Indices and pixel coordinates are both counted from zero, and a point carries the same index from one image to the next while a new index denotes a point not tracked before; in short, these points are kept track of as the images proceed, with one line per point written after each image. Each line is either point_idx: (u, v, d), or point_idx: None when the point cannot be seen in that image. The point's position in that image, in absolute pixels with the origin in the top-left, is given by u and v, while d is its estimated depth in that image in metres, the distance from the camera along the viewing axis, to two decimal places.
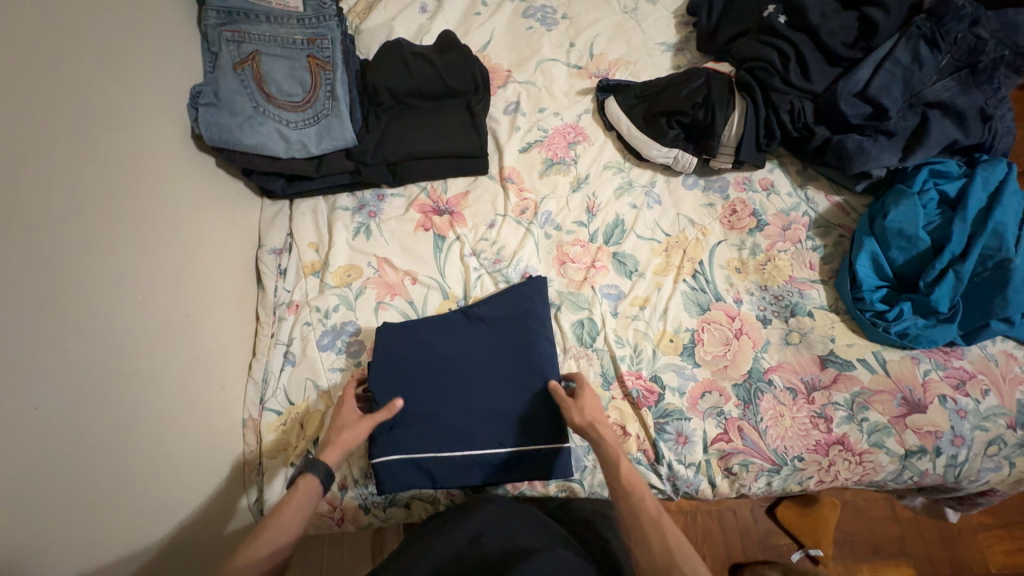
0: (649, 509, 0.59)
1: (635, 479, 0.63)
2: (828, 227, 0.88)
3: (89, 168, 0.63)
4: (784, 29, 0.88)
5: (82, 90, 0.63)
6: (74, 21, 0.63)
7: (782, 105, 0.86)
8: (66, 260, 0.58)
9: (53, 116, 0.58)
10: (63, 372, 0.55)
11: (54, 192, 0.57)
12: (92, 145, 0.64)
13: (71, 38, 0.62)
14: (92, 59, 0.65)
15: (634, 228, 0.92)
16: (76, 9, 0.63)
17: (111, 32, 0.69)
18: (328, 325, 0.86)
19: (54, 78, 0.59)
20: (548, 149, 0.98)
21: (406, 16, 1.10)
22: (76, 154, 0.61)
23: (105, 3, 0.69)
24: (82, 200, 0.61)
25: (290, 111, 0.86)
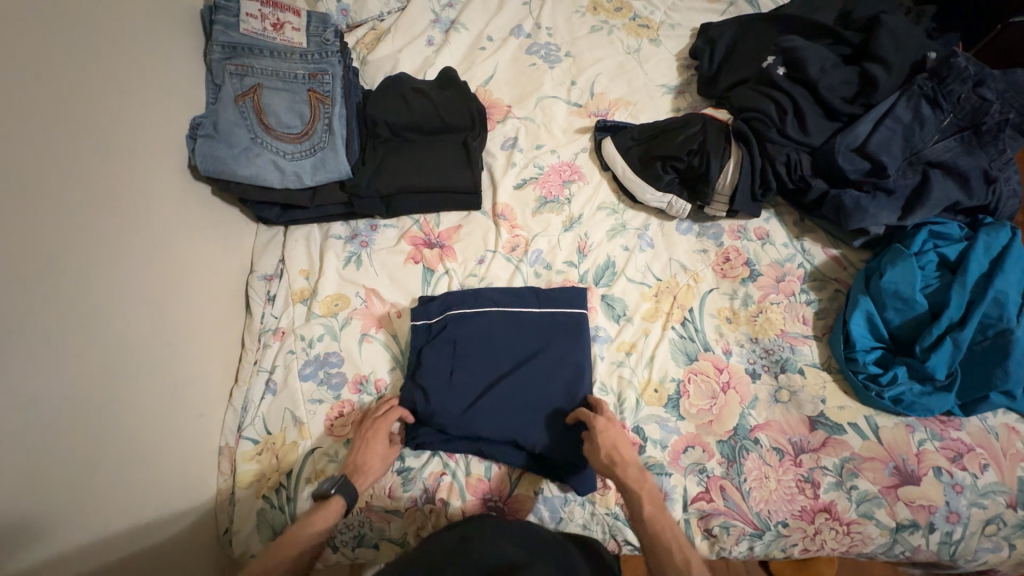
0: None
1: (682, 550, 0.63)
2: (824, 281, 0.86)
3: (67, 195, 0.63)
4: (782, 81, 0.86)
5: (66, 118, 0.63)
6: (69, 57, 0.64)
7: (778, 156, 0.84)
8: (32, 287, 0.57)
9: (33, 145, 0.59)
10: (17, 405, 0.54)
11: (24, 220, 0.57)
12: (73, 172, 0.64)
13: (58, 67, 0.63)
14: (79, 86, 0.65)
15: (624, 271, 0.91)
16: (66, 39, 0.64)
17: (108, 66, 0.70)
18: (311, 355, 0.87)
19: (35, 106, 0.59)
20: (543, 186, 0.98)
21: (413, 49, 1.12)
22: (53, 181, 0.61)
23: (107, 40, 0.71)
24: (57, 228, 0.61)
25: (287, 142, 0.87)
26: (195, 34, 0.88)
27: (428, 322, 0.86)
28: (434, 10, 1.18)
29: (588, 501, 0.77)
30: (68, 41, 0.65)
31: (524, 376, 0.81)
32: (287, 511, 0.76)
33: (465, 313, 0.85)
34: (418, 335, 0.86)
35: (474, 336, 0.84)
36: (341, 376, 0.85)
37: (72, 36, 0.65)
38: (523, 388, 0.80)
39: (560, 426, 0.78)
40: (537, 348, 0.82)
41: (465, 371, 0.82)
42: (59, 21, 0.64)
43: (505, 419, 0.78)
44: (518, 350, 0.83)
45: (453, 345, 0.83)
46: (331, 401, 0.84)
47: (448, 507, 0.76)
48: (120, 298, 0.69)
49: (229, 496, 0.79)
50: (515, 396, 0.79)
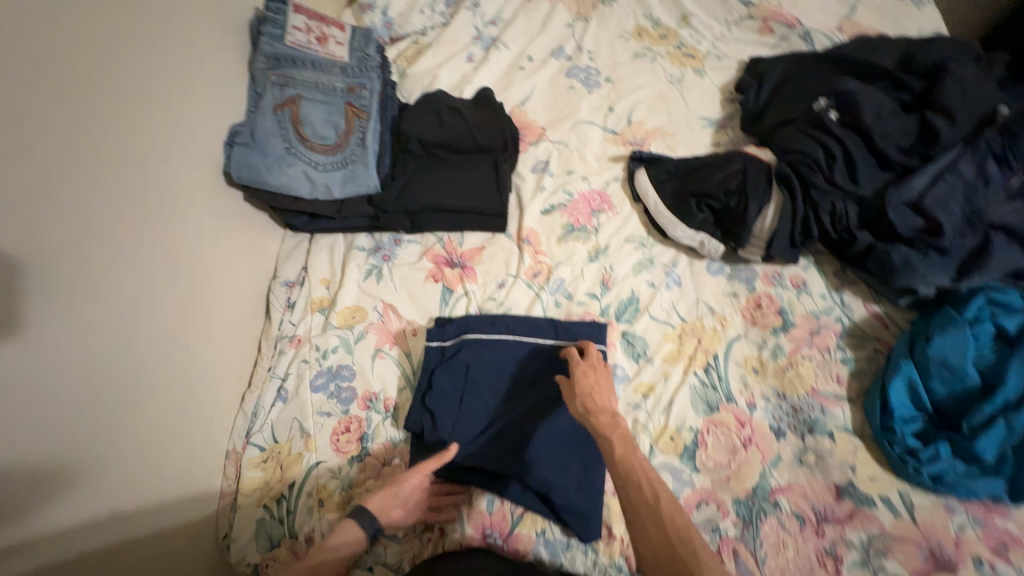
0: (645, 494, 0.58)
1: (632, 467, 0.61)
2: (862, 338, 0.81)
3: (101, 195, 0.64)
4: (834, 126, 0.81)
5: (107, 120, 0.65)
6: (120, 65, 0.67)
7: (823, 204, 0.80)
8: (60, 286, 0.58)
9: (75, 146, 0.60)
10: (31, 402, 0.55)
11: (59, 219, 0.58)
12: (109, 172, 0.65)
13: (105, 71, 0.65)
14: (123, 90, 0.67)
15: (648, 309, 0.88)
16: (116, 44, 0.66)
17: (155, 74, 0.72)
18: (324, 366, 0.87)
19: (79, 108, 0.61)
20: (571, 214, 0.96)
21: (452, 65, 1.13)
22: (90, 182, 0.62)
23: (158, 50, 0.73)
24: (89, 227, 0.62)
25: (320, 153, 0.88)
26: (242, 44, 0.91)
27: (442, 343, 0.85)
28: (477, 27, 1.18)
29: (592, 549, 0.73)
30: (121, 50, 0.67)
31: (535, 409, 0.79)
32: (286, 523, 0.76)
33: (481, 337, 0.84)
34: (431, 357, 0.84)
35: (487, 362, 0.82)
36: (351, 391, 0.85)
37: (122, 41, 0.67)
38: (534, 422, 0.78)
39: (569, 466, 0.75)
40: (550, 382, 0.80)
41: (477, 398, 0.80)
42: (110, 26, 0.66)
43: (513, 452, 0.76)
44: (530, 381, 0.81)
45: (465, 371, 0.82)
46: (338, 415, 0.83)
47: (447, 538, 0.74)
48: (143, 298, 0.70)
49: (231, 502, 0.79)
50: (525, 428, 0.78)
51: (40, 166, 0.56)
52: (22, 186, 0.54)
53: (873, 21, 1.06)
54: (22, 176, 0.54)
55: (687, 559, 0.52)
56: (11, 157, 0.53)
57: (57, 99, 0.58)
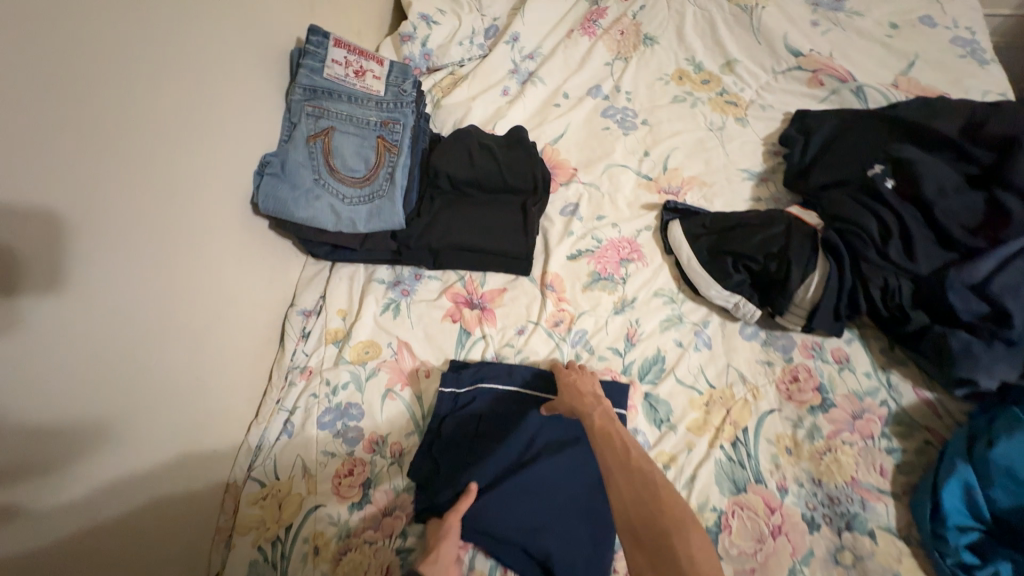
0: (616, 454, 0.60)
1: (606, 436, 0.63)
2: (910, 427, 0.74)
3: (133, 223, 0.62)
4: (890, 196, 0.76)
5: (148, 148, 0.64)
6: (164, 91, 0.65)
7: (874, 279, 0.74)
8: (80, 319, 0.56)
9: (109, 174, 0.59)
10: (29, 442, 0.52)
11: (86, 249, 0.57)
12: (143, 200, 0.64)
13: (152, 99, 0.64)
14: (166, 117, 0.66)
15: (674, 371, 0.83)
16: (165, 72, 0.65)
17: (199, 100, 0.71)
18: (333, 402, 0.84)
19: (121, 137, 0.60)
20: (598, 261, 0.92)
21: (487, 97, 1.11)
22: (122, 210, 0.61)
23: (206, 77, 0.72)
24: (117, 257, 0.60)
25: (348, 186, 0.87)
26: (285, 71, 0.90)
27: (456, 390, 0.82)
28: (515, 60, 1.17)
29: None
30: (167, 76, 0.66)
31: (543, 467, 0.73)
32: (278, 570, 0.72)
33: (496, 391, 0.81)
34: (443, 404, 0.81)
35: (502, 416, 0.80)
36: (357, 431, 0.82)
37: (172, 68, 0.66)
38: (543, 486, 0.73)
39: (578, 537, 0.69)
40: (565, 442, 0.76)
41: (484, 453, 0.76)
42: (162, 53, 0.65)
43: (521, 517, 0.70)
44: (542, 439, 0.77)
45: (477, 421, 0.79)
46: (343, 456, 0.80)
47: None
48: (163, 327, 0.68)
49: (224, 540, 0.75)
50: (534, 491, 0.72)
51: (73, 197, 0.55)
52: (49, 217, 0.53)
53: (931, 79, 1.00)
54: (48, 207, 0.52)
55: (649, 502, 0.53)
56: (38, 188, 0.51)
57: (98, 129, 0.57)
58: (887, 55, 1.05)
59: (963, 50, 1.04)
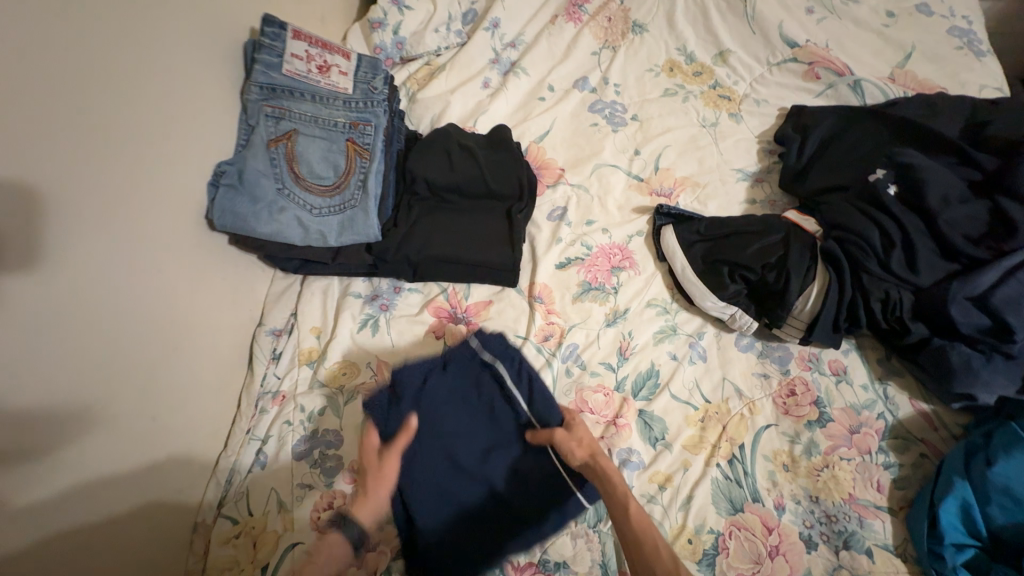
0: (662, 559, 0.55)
1: (646, 529, 0.58)
2: (907, 441, 0.73)
3: (66, 247, 0.54)
4: (893, 204, 0.73)
5: (80, 158, 0.55)
6: (96, 89, 0.56)
7: (874, 291, 0.71)
8: (8, 367, 0.48)
9: (28, 191, 0.50)
10: None
11: (11, 284, 0.48)
12: (76, 219, 0.55)
13: (79, 99, 0.54)
14: (99, 118, 0.56)
15: (669, 386, 0.79)
16: (97, 66, 0.56)
17: (141, 97, 0.61)
18: (308, 430, 0.77)
19: (44, 147, 0.51)
20: (588, 270, 0.87)
21: (467, 90, 1.03)
22: (49, 233, 0.52)
23: (148, 71, 0.62)
24: (49, 290, 0.52)
25: (316, 195, 0.79)
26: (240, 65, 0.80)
27: (480, 343, 0.77)
28: (495, 49, 1.08)
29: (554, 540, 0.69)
30: (97, 70, 0.56)
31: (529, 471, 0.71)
32: None
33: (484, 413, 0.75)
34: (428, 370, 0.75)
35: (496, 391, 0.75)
36: (336, 460, 0.75)
37: (104, 61, 0.57)
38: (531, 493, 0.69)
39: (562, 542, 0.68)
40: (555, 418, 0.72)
41: (464, 474, 0.70)
42: (90, 42, 0.55)
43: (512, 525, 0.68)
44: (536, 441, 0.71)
45: (463, 406, 0.74)
46: (320, 488, 0.72)
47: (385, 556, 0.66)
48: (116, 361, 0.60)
49: None
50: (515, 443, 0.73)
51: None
52: None
53: (929, 72, 0.97)
54: None
55: None
56: None
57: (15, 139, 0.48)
58: (884, 46, 1.01)
59: (960, 40, 1.00)
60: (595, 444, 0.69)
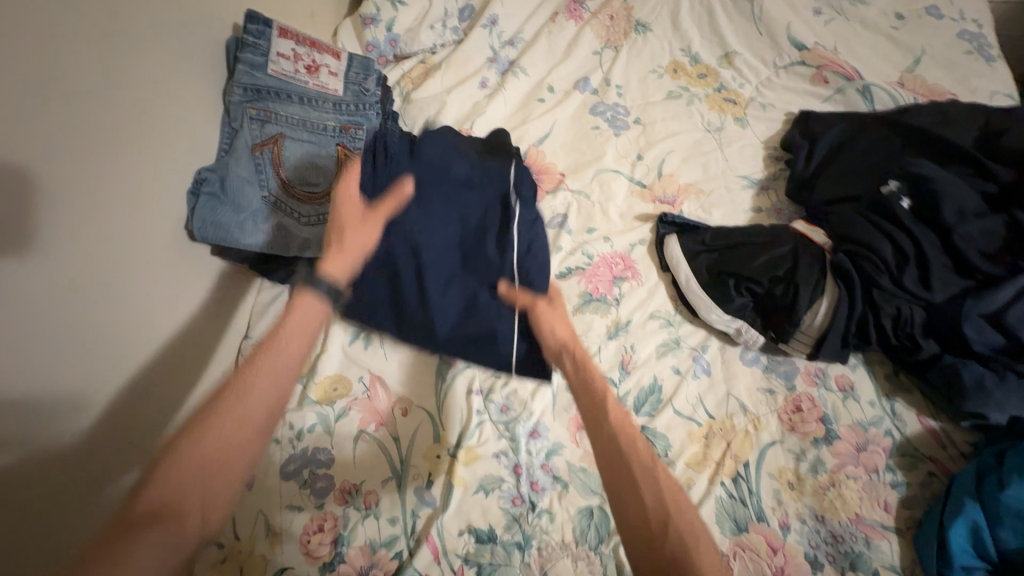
0: (638, 447, 0.59)
1: (622, 419, 0.62)
2: (915, 459, 0.71)
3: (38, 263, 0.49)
4: (905, 217, 0.71)
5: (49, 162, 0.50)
6: (65, 88, 0.50)
7: (885, 308, 0.69)
8: None
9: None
10: None
11: None
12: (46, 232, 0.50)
13: (47, 100, 0.49)
14: (68, 120, 0.51)
15: (672, 401, 0.76)
16: (65, 60, 0.50)
17: (115, 96, 0.56)
18: (298, 448, 0.73)
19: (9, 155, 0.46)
20: (589, 280, 0.84)
21: (464, 89, 0.99)
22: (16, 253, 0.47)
23: (123, 68, 0.57)
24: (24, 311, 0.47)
25: (304, 202, 0.74)
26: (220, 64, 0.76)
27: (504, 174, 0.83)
28: (493, 47, 1.04)
29: (548, 512, 0.72)
30: (68, 68, 0.51)
31: (486, 300, 0.76)
32: None
33: (487, 430, 0.77)
34: (438, 179, 0.79)
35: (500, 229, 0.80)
36: (328, 480, 0.72)
37: (73, 55, 0.51)
38: (480, 310, 0.76)
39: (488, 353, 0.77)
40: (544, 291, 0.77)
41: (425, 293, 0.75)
42: (58, 37, 0.50)
43: (451, 331, 0.76)
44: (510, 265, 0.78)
45: (461, 216, 0.80)
46: (312, 509, 0.70)
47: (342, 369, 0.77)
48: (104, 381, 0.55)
49: None
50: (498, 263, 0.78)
51: None
52: None
53: (938, 78, 0.94)
54: None
55: (674, 512, 0.55)
56: None
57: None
58: (893, 50, 0.98)
59: (970, 45, 0.98)
60: (574, 334, 0.75)
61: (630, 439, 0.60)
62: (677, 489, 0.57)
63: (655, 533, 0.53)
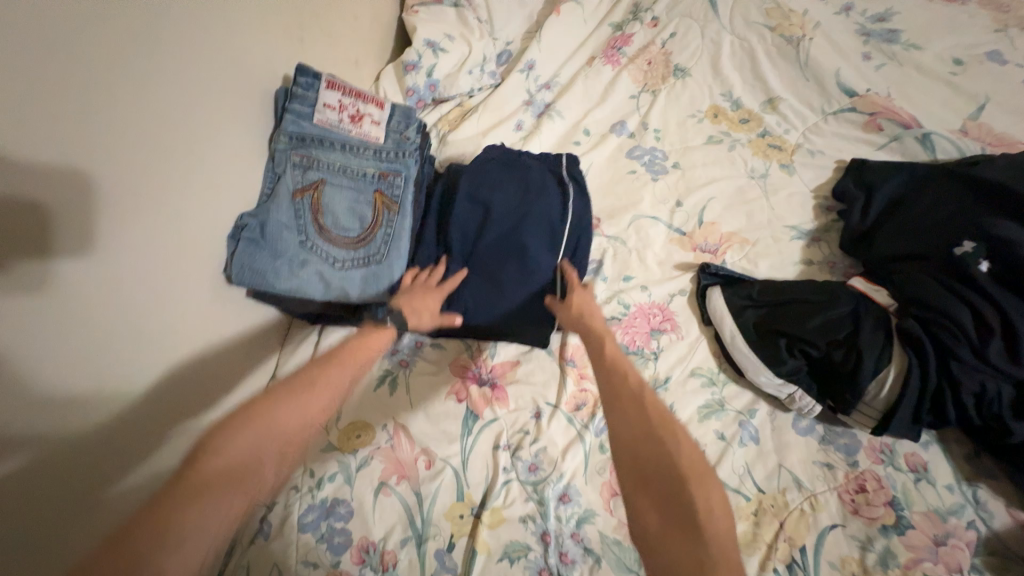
0: (628, 377, 0.58)
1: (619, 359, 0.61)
2: (1007, 560, 0.61)
3: (89, 300, 0.50)
4: (987, 283, 0.65)
5: (108, 203, 0.51)
6: (117, 136, 0.51)
7: (967, 383, 0.63)
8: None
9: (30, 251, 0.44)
10: None
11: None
12: (92, 274, 0.50)
13: (99, 148, 0.49)
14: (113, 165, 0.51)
15: (716, 470, 0.68)
16: (122, 109, 0.51)
17: (163, 143, 0.57)
18: (317, 499, 0.70)
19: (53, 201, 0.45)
20: (626, 332, 0.79)
21: (499, 132, 0.99)
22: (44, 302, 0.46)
23: (175, 116, 0.58)
24: (65, 347, 0.49)
25: (340, 247, 0.74)
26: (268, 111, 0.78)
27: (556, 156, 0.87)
28: (530, 90, 1.05)
29: None
30: (121, 116, 0.51)
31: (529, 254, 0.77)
32: None
33: (514, 491, 0.72)
34: (495, 168, 0.84)
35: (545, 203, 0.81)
36: (346, 536, 0.68)
37: (131, 104, 0.52)
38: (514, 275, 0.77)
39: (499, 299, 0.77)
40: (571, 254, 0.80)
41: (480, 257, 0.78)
42: (117, 88, 0.50)
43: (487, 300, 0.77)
44: (562, 231, 0.79)
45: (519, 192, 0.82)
46: (326, 569, 0.65)
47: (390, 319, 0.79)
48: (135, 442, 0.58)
49: None
50: (543, 225, 0.79)
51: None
52: None
53: (1005, 126, 0.89)
54: None
55: (661, 431, 0.51)
56: None
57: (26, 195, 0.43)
58: (952, 96, 0.93)
59: None
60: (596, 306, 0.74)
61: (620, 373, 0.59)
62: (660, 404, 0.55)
63: (641, 449, 0.50)
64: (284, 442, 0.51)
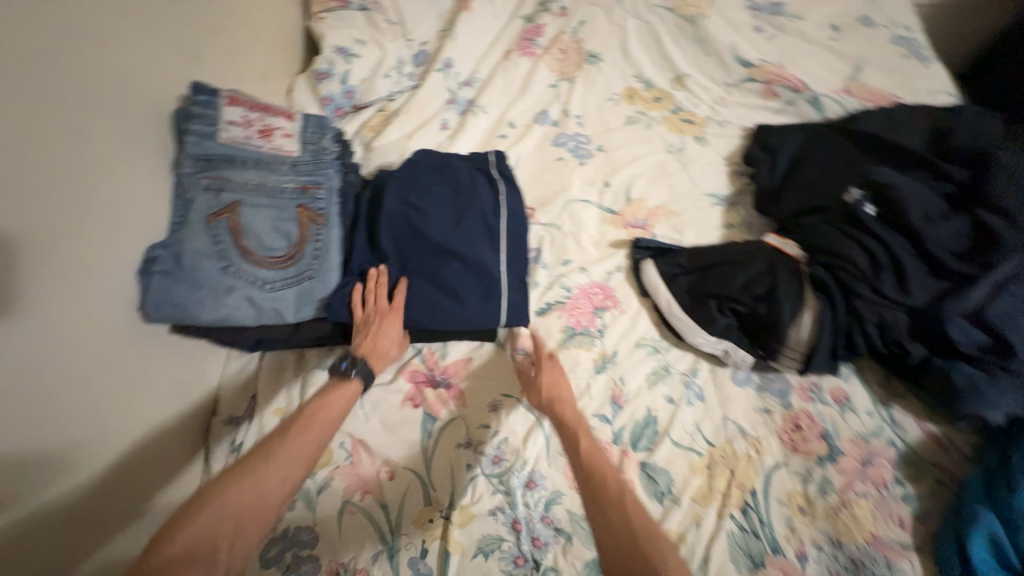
0: (611, 482, 0.57)
1: (598, 458, 0.60)
2: (922, 467, 0.69)
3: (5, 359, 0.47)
4: (873, 224, 0.74)
5: (18, 254, 0.48)
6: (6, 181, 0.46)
7: (868, 316, 0.70)
8: None
9: None
10: None
11: None
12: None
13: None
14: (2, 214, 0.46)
15: (669, 432, 0.72)
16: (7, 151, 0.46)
17: (55, 182, 0.51)
18: (277, 531, 0.67)
19: None
20: (570, 314, 0.81)
21: (424, 133, 0.98)
22: None
23: (66, 151, 0.52)
24: None
25: (268, 268, 0.71)
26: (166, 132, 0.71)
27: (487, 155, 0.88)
28: (450, 89, 1.05)
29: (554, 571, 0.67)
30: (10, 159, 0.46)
31: (468, 250, 0.76)
32: None
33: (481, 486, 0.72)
34: (424, 172, 0.83)
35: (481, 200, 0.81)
36: (313, 561, 0.66)
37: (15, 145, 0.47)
38: (456, 271, 0.76)
39: (447, 303, 0.75)
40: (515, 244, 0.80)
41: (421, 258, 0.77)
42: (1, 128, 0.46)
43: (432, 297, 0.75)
44: (500, 223, 0.80)
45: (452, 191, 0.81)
46: None
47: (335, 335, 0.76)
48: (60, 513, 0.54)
49: None
50: (482, 220, 0.79)
51: None
52: None
53: (879, 82, 0.99)
54: None
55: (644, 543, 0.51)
56: None
57: None
58: (834, 60, 1.02)
59: (904, 48, 1.03)
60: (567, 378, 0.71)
61: (602, 473, 0.58)
62: (643, 509, 0.55)
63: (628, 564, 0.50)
64: (236, 521, 0.49)
